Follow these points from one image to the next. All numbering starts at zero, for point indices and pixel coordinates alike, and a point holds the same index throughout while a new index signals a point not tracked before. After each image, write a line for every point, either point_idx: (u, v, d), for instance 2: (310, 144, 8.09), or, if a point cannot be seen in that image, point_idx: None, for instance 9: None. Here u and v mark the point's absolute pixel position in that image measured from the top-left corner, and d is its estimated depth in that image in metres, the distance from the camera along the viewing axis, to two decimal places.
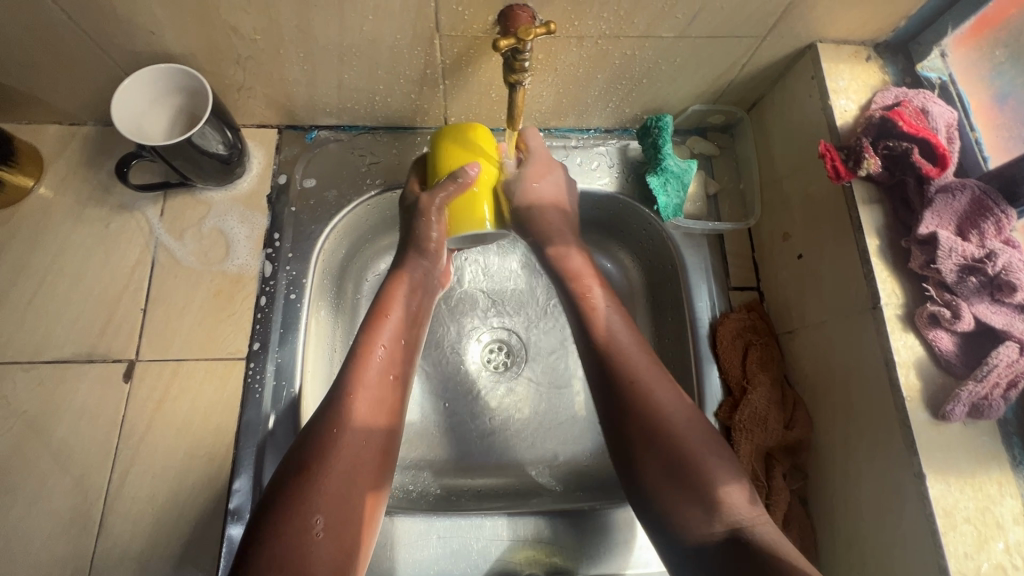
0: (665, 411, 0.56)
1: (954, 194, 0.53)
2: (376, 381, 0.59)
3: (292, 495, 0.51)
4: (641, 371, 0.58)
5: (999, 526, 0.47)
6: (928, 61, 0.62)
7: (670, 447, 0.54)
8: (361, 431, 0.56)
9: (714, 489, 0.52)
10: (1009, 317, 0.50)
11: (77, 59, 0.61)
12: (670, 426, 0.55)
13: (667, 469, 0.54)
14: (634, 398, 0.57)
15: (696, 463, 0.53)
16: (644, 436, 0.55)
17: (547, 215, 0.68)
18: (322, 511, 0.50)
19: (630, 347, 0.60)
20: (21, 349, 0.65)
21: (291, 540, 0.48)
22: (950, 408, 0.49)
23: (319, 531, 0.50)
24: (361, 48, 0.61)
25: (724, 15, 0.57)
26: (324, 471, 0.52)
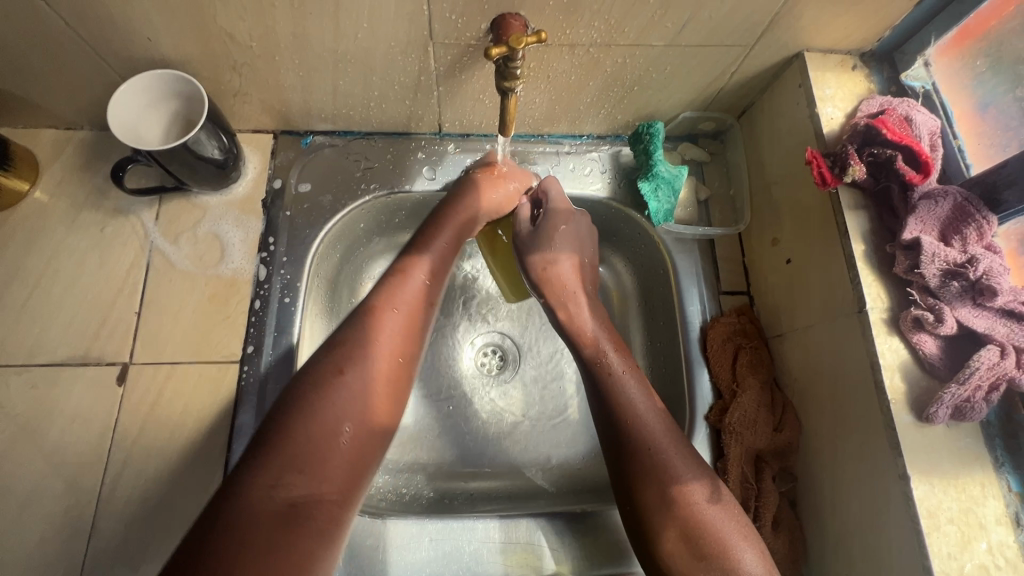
0: (679, 480, 0.55)
1: (937, 201, 0.55)
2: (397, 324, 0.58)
3: (320, 394, 0.50)
4: (654, 436, 0.57)
5: (982, 526, 0.48)
6: (911, 71, 0.64)
7: (688, 520, 0.53)
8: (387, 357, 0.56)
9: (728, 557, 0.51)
10: (991, 320, 0.51)
11: (74, 65, 0.62)
12: (686, 497, 0.54)
13: (681, 539, 0.52)
14: (645, 464, 0.56)
15: (715, 535, 0.52)
16: (656, 503, 0.54)
17: (560, 275, 0.70)
18: (349, 420, 0.51)
19: (642, 409, 0.59)
20: (14, 352, 0.65)
21: (315, 440, 0.48)
22: (934, 411, 0.50)
23: (334, 445, 0.49)
24: (357, 55, 0.62)
25: (712, 24, 0.59)
26: (349, 390, 0.52)
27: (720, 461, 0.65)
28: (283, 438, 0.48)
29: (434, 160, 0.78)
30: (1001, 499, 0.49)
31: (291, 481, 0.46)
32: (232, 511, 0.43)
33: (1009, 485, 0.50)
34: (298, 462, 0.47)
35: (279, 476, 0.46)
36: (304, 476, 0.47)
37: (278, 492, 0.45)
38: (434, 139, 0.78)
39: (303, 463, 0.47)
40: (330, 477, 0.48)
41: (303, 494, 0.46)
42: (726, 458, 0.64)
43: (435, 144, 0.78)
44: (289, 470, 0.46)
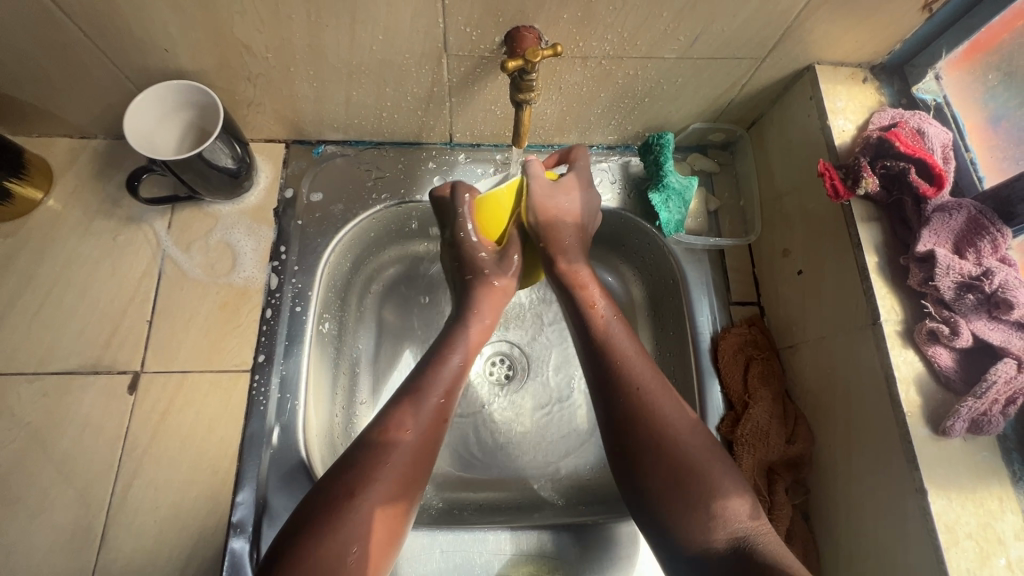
0: (669, 420, 0.55)
1: (951, 213, 0.55)
2: (431, 412, 0.58)
3: (333, 513, 0.50)
4: (645, 380, 0.58)
5: (1001, 541, 0.48)
6: (923, 84, 0.64)
7: (672, 458, 0.53)
8: (409, 464, 0.55)
9: (711, 490, 0.52)
10: (1007, 334, 0.50)
11: (91, 75, 0.62)
12: (674, 435, 0.54)
13: (662, 470, 0.53)
14: (635, 404, 0.57)
15: (699, 473, 0.52)
16: (642, 439, 0.55)
17: (563, 232, 0.66)
18: (357, 539, 0.50)
19: (635, 357, 0.60)
20: (25, 362, 0.65)
21: (324, 561, 0.47)
22: (950, 424, 0.50)
23: (350, 560, 0.49)
24: (370, 67, 0.62)
25: (725, 37, 0.59)
26: (360, 509, 0.51)
27: None
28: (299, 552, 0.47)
29: (445, 169, 0.78)
30: (1019, 514, 0.49)
31: None
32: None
33: None
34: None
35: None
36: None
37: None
38: (445, 149, 0.79)
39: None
40: None
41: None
42: (738, 470, 0.64)
43: (446, 154, 0.79)
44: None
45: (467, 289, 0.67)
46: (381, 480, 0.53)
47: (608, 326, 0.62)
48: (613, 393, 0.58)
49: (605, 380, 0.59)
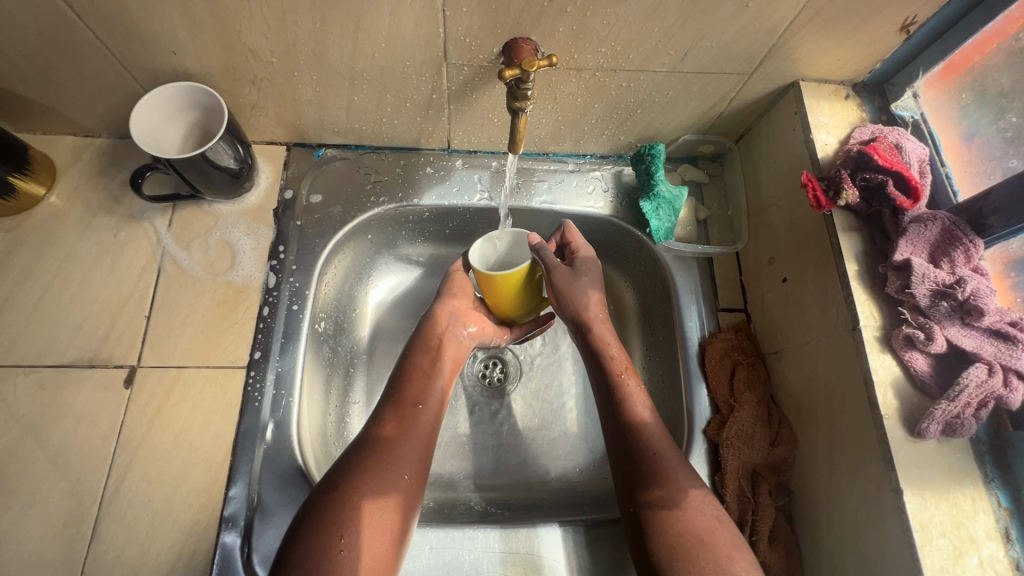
0: (686, 498, 0.57)
1: (927, 225, 0.57)
2: (401, 413, 0.62)
3: (322, 506, 0.53)
4: (659, 444, 0.60)
5: (973, 540, 0.50)
6: (901, 102, 0.67)
7: (684, 526, 0.55)
8: (391, 467, 0.57)
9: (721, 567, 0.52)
10: (980, 340, 0.52)
11: (98, 75, 0.64)
12: (680, 501, 0.57)
13: (675, 548, 0.54)
14: (649, 466, 0.59)
15: (707, 543, 0.54)
16: (658, 513, 0.56)
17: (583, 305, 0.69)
18: (346, 530, 0.52)
19: (654, 430, 0.62)
20: (23, 353, 0.65)
21: (317, 552, 0.50)
22: (925, 426, 0.52)
23: (342, 549, 0.51)
24: (372, 73, 0.65)
25: (714, 52, 0.62)
26: (347, 498, 0.54)
27: (717, 475, 0.66)
28: (297, 545, 0.51)
29: (442, 174, 0.80)
30: (991, 514, 0.51)
31: None
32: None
33: (999, 501, 0.51)
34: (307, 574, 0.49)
35: None
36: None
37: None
38: (443, 155, 0.81)
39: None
40: None
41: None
42: (723, 472, 0.65)
43: (444, 160, 0.81)
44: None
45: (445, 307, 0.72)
46: (364, 484, 0.55)
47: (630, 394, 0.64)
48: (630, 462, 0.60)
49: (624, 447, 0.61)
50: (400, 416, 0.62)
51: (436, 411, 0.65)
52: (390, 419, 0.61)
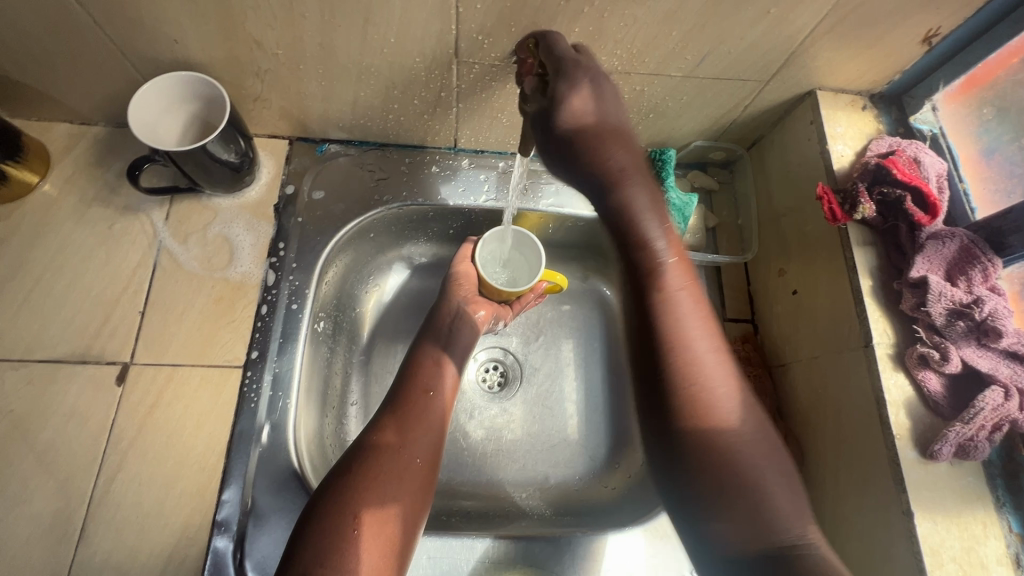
0: (737, 432, 0.48)
1: (944, 241, 0.56)
2: (413, 397, 0.63)
3: (336, 487, 0.52)
4: (703, 359, 0.51)
5: (983, 566, 0.49)
6: (920, 114, 0.65)
7: (717, 448, 0.47)
8: (404, 451, 0.57)
9: (772, 512, 0.45)
10: (996, 361, 0.51)
11: (96, 62, 0.62)
12: (719, 418, 0.48)
13: (714, 483, 0.47)
14: (687, 379, 0.50)
15: (742, 468, 0.46)
16: (701, 452, 0.48)
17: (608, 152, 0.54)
18: (359, 510, 0.51)
19: (705, 361, 0.51)
20: (11, 347, 0.63)
21: (331, 529, 0.49)
22: (938, 448, 0.51)
23: (355, 528, 0.50)
24: (380, 69, 0.63)
25: (732, 58, 0.60)
26: (361, 479, 0.53)
27: None
28: (311, 524, 0.49)
29: (448, 174, 0.78)
30: (1002, 539, 0.50)
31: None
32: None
33: (1010, 526, 0.51)
34: (324, 553, 0.48)
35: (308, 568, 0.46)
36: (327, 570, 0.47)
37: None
38: (449, 154, 0.79)
39: (323, 556, 0.47)
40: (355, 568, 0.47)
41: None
42: None
43: (450, 158, 0.79)
44: (312, 565, 0.47)
45: (451, 293, 0.74)
46: (378, 464, 0.55)
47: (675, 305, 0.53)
48: (673, 395, 0.50)
49: (663, 372, 0.51)
50: (412, 403, 0.62)
51: (446, 396, 0.65)
52: (403, 404, 0.62)
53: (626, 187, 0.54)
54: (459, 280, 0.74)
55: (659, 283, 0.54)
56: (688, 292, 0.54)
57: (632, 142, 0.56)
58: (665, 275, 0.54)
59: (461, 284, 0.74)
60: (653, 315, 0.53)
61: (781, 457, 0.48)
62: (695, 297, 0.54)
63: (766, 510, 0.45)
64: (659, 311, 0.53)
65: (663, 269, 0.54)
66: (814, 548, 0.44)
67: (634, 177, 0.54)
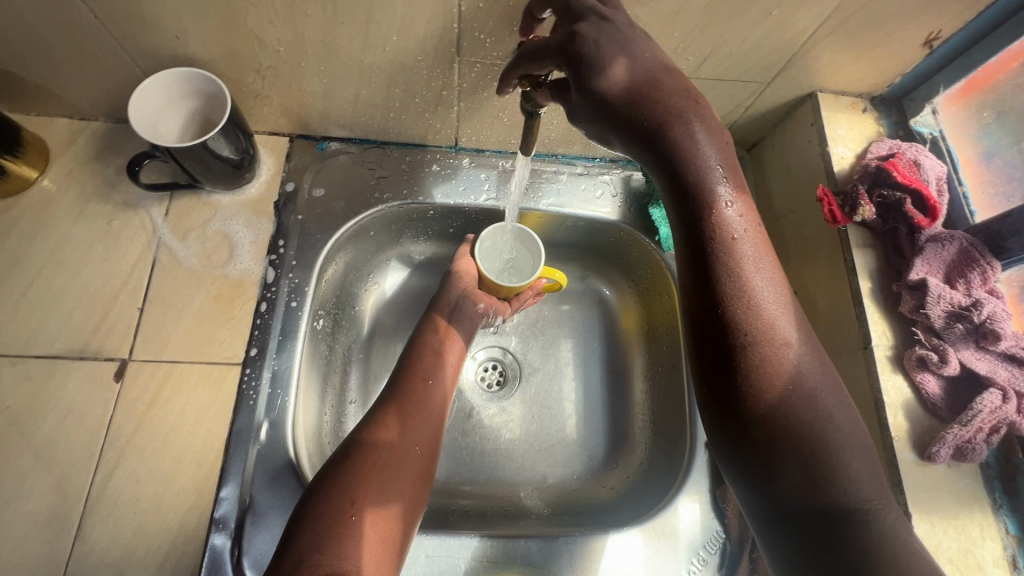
0: (805, 393, 0.44)
1: (944, 244, 0.56)
2: (413, 385, 0.63)
3: (334, 474, 0.52)
4: (765, 315, 0.45)
5: (980, 567, 0.49)
6: (921, 118, 0.66)
7: (786, 413, 0.44)
8: (404, 438, 0.57)
9: (843, 478, 0.42)
10: (993, 364, 0.52)
11: (97, 58, 0.61)
12: (784, 380, 0.44)
13: (783, 449, 0.43)
14: (750, 340, 0.45)
15: (813, 433, 0.43)
16: (768, 416, 0.44)
17: (659, 89, 0.46)
18: (357, 496, 0.51)
19: (770, 318, 0.45)
20: (9, 342, 0.63)
21: (328, 515, 0.49)
22: (936, 450, 0.51)
23: (353, 513, 0.50)
24: (382, 67, 0.63)
25: (733, 59, 0.60)
26: (361, 465, 0.53)
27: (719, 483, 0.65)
28: (310, 510, 0.49)
29: (448, 172, 0.78)
30: (999, 541, 0.50)
31: (315, 561, 0.46)
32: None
33: (1006, 528, 0.51)
34: (323, 538, 0.47)
35: (307, 554, 0.46)
36: (325, 554, 0.46)
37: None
38: (450, 152, 0.79)
39: (322, 541, 0.47)
40: (354, 553, 0.47)
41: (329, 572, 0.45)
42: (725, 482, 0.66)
43: (450, 157, 0.79)
44: (311, 549, 0.46)
45: (451, 284, 0.74)
46: (376, 451, 0.55)
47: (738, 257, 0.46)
48: (738, 365, 0.45)
49: (725, 338, 0.45)
50: (413, 392, 0.62)
51: (445, 386, 0.65)
52: (402, 392, 0.62)
53: (682, 125, 0.46)
54: (458, 273, 0.75)
55: (718, 234, 0.46)
56: (751, 243, 0.47)
57: (676, 69, 0.47)
58: (727, 224, 0.46)
59: (462, 275, 0.75)
60: (710, 272, 0.46)
61: (852, 422, 0.44)
62: (758, 247, 0.47)
63: (839, 486, 0.43)
64: (718, 266, 0.46)
65: (724, 217, 0.46)
66: (883, 519, 0.42)
67: (690, 112, 0.46)
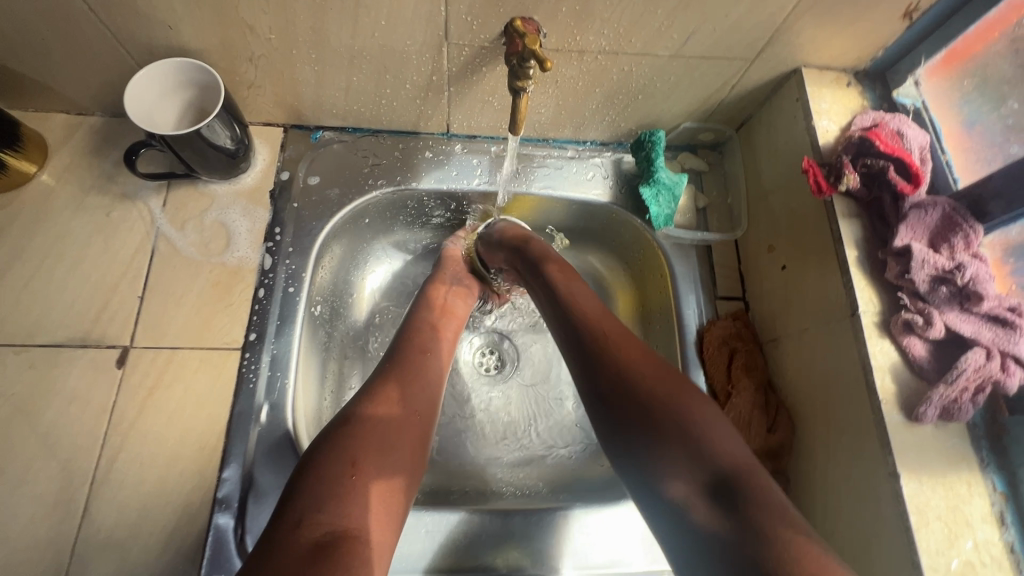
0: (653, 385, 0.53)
1: (927, 211, 0.57)
2: (412, 356, 0.64)
3: (332, 440, 0.53)
4: (609, 329, 0.58)
5: (968, 524, 0.50)
6: (903, 88, 0.67)
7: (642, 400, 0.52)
8: (405, 404, 0.58)
9: (705, 446, 0.48)
10: (978, 325, 0.52)
11: (92, 50, 0.62)
12: (639, 379, 0.53)
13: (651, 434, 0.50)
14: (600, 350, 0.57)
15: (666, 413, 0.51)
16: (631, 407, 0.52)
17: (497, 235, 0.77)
18: (354, 457, 0.51)
19: (614, 330, 0.58)
20: (13, 331, 0.64)
21: (326, 477, 0.50)
22: (922, 410, 0.52)
23: (351, 475, 0.50)
24: (372, 52, 0.64)
25: (716, 36, 0.61)
26: (360, 429, 0.54)
27: None
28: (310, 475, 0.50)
29: (441, 159, 0.79)
30: (987, 498, 0.51)
31: (315, 520, 0.46)
32: (277, 544, 0.45)
33: (994, 486, 0.52)
34: (322, 499, 0.48)
35: (306, 515, 0.47)
36: (326, 513, 0.47)
37: (304, 534, 0.45)
38: (442, 139, 0.80)
39: (321, 502, 0.48)
40: (353, 511, 0.48)
41: (330, 530, 0.46)
42: None
43: (443, 144, 0.80)
44: (311, 509, 0.47)
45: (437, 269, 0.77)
46: (374, 415, 0.56)
47: (571, 288, 0.64)
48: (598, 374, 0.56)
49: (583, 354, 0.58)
50: (412, 363, 0.63)
51: (442, 358, 0.67)
52: (402, 364, 0.63)
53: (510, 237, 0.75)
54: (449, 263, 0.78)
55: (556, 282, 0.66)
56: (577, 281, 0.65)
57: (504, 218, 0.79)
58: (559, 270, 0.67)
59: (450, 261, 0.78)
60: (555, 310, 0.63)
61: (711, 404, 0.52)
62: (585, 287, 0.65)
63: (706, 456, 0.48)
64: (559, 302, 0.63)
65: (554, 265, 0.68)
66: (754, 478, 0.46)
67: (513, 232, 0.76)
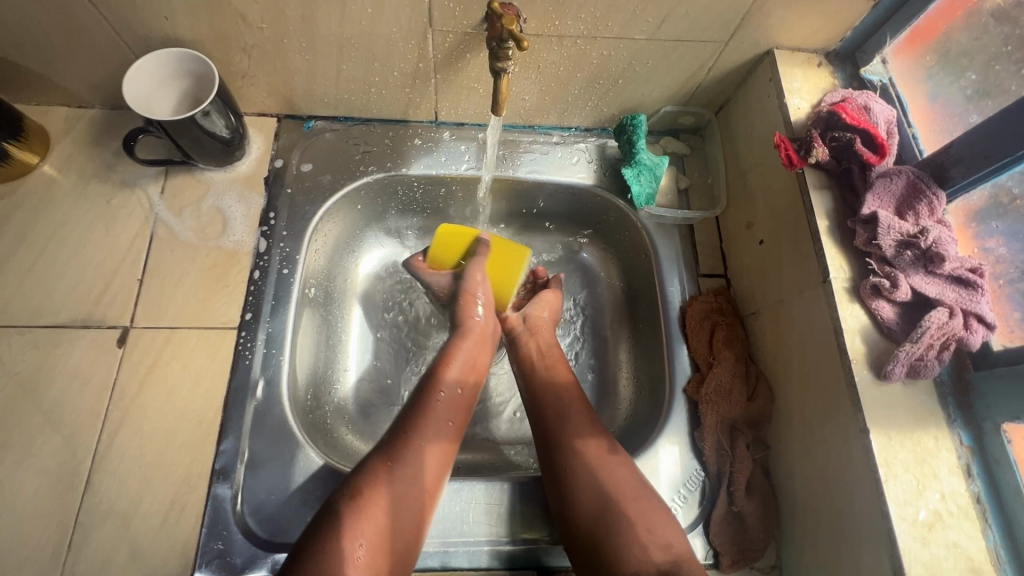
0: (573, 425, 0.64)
1: (892, 178, 0.59)
2: (433, 425, 0.61)
3: (339, 513, 0.53)
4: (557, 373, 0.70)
5: (936, 475, 0.52)
6: (871, 66, 0.70)
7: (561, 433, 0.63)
8: (416, 481, 0.57)
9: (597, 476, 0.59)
10: (941, 286, 0.55)
11: (91, 42, 0.65)
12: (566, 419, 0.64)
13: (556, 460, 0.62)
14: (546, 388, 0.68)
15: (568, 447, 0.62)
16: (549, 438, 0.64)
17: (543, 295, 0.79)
18: (359, 538, 0.52)
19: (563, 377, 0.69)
20: (17, 313, 0.67)
21: (329, 558, 0.50)
22: (890, 368, 0.54)
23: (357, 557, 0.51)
24: (360, 41, 0.66)
25: (689, 19, 0.64)
26: (367, 507, 0.54)
27: (696, 432, 0.68)
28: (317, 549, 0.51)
29: (430, 146, 0.82)
30: (953, 452, 0.53)
31: None
32: None
33: (960, 440, 0.54)
34: None
35: None
36: None
37: None
38: (430, 127, 0.83)
39: None
40: None
41: None
42: (702, 427, 0.67)
43: (431, 131, 0.83)
44: None
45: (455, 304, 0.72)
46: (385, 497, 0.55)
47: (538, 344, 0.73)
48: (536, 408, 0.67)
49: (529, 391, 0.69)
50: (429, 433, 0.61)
51: (462, 422, 0.64)
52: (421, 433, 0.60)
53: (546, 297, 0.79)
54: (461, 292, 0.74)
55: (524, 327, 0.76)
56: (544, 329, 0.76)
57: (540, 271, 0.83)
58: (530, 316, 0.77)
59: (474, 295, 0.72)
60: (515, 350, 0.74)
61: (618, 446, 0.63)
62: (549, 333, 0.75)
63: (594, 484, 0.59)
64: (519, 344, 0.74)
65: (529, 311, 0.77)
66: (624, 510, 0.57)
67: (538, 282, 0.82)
